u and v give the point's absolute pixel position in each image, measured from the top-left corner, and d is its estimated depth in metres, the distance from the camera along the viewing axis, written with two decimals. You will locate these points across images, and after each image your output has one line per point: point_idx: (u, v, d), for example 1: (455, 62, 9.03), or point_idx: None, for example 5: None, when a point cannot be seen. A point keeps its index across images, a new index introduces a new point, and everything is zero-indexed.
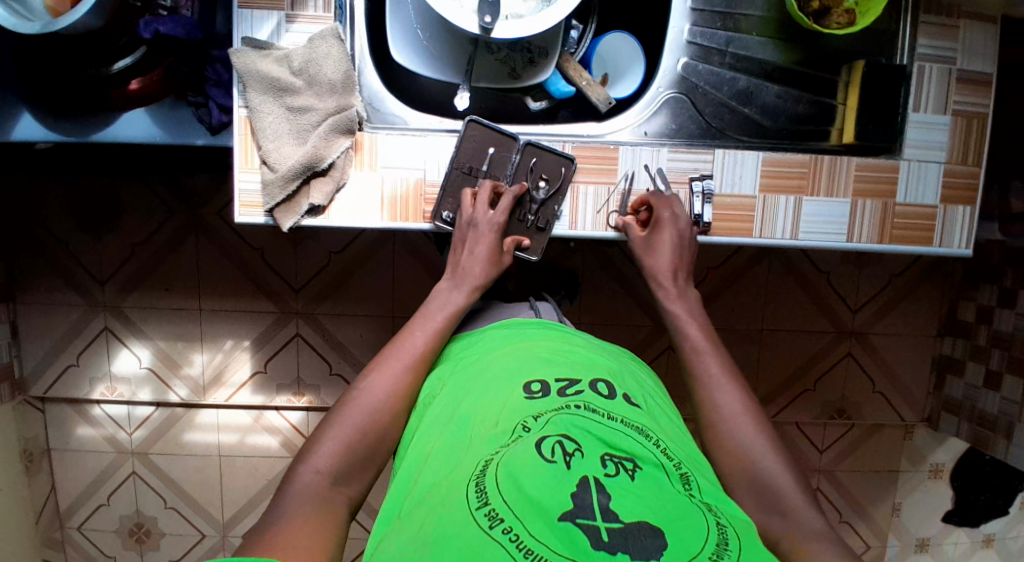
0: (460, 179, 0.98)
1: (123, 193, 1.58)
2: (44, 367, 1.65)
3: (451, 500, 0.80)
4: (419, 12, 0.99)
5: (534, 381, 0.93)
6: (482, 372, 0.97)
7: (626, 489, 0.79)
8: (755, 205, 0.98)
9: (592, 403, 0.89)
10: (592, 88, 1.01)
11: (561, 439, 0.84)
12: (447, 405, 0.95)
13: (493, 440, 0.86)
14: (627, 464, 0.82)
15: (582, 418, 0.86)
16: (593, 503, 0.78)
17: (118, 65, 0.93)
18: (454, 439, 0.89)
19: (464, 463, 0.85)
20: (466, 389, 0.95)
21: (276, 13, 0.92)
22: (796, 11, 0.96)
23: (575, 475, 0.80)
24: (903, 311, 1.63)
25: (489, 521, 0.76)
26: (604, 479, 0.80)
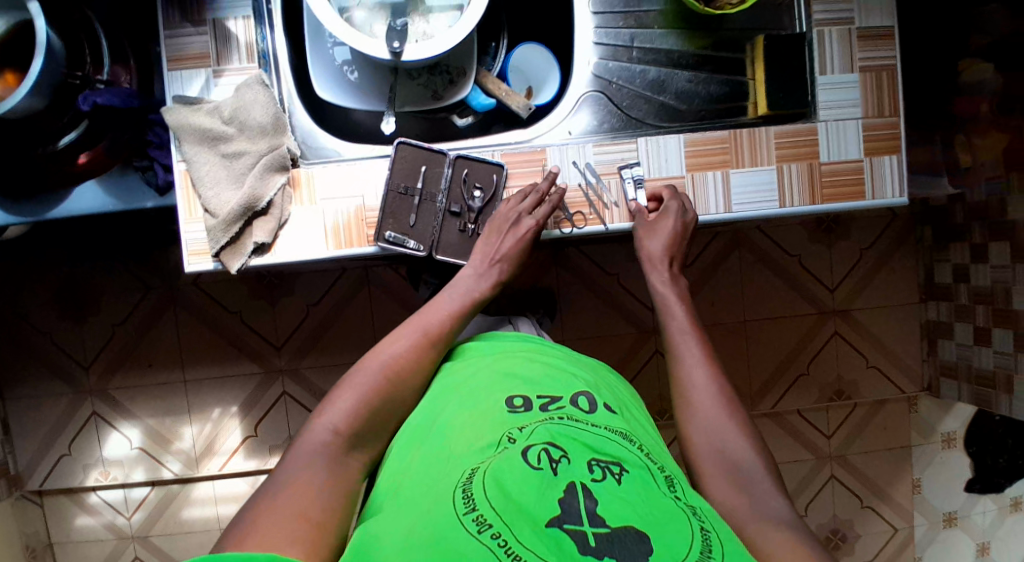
0: (397, 199, 1.00)
1: (96, 277, 1.61)
2: (36, 461, 1.67)
3: (437, 509, 0.78)
4: (337, 48, 1.03)
5: (516, 397, 0.93)
6: (460, 386, 0.97)
7: (613, 493, 0.78)
8: (685, 183, 1.01)
9: (575, 416, 0.90)
10: (512, 97, 1.06)
11: (547, 447, 0.83)
12: (429, 419, 0.94)
13: (477, 452, 0.85)
14: (612, 469, 0.82)
15: (567, 428, 0.87)
16: (581, 508, 0.77)
17: (62, 141, 0.96)
18: (434, 455, 0.88)
19: (448, 474, 0.83)
20: (444, 404, 0.95)
21: (203, 71, 0.97)
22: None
23: (562, 481, 0.79)
24: (879, 283, 1.63)
25: (477, 527, 0.74)
26: (591, 484, 0.79)
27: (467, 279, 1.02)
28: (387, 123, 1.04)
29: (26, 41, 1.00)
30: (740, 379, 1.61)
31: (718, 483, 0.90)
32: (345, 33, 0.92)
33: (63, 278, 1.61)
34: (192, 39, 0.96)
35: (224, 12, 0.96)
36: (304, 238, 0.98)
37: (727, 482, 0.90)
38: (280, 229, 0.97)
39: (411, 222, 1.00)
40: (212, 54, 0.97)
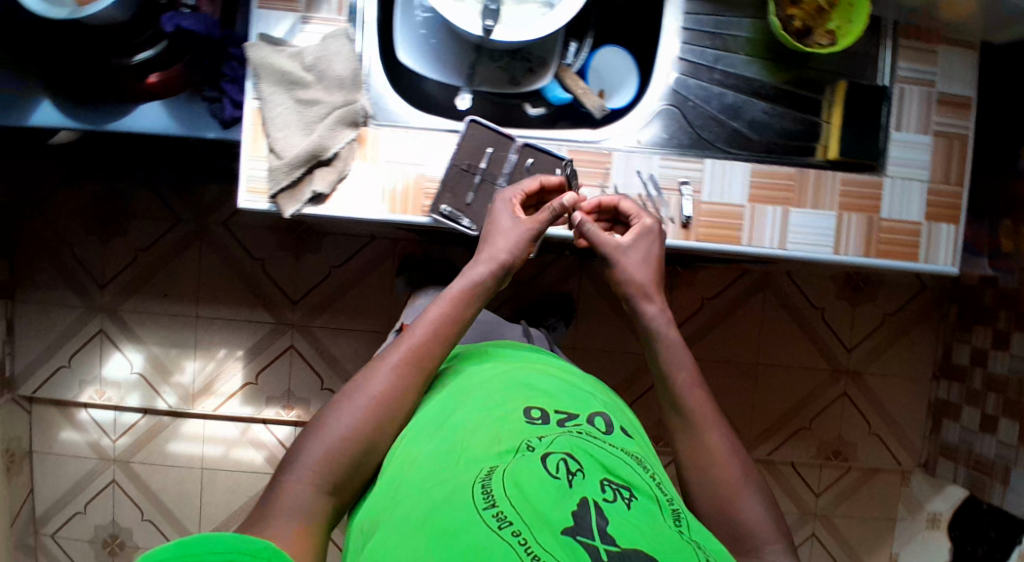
0: (459, 174, 1.00)
1: (132, 199, 1.62)
2: (35, 367, 1.67)
3: (452, 509, 0.79)
4: (427, 19, 1.05)
5: (535, 408, 0.94)
6: (480, 387, 0.98)
7: (624, 515, 0.79)
8: (743, 213, 1.01)
9: (592, 433, 0.91)
10: (588, 96, 1.07)
11: (565, 458, 0.85)
12: (445, 414, 0.94)
13: (495, 456, 0.87)
14: (625, 491, 0.82)
15: (585, 444, 0.88)
16: (593, 524, 0.78)
17: (138, 57, 0.98)
18: (449, 451, 0.88)
19: (463, 474, 0.84)
20: (461, 403, 0.96)
21: (291, 14, 0.98)
22: (780, 30, 0.99)
23: (577, 494, 0.81)
24: (897, 350, 1.63)
25: (494, 527, 0.76)
26: (604, 502, 0.80)
27: (478, 274, 0.96)
28: (461, 100, 1.06)
29: None
30: (741, 420, 1.62)
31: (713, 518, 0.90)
32: (445, 5, 0.95)
33: (98, 193, 1.61)
34: None
35: None
36: (360, 196, 0.98)
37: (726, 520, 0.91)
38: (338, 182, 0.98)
39: (469, 200, 1.00)
40: (301, 1, 0.98)
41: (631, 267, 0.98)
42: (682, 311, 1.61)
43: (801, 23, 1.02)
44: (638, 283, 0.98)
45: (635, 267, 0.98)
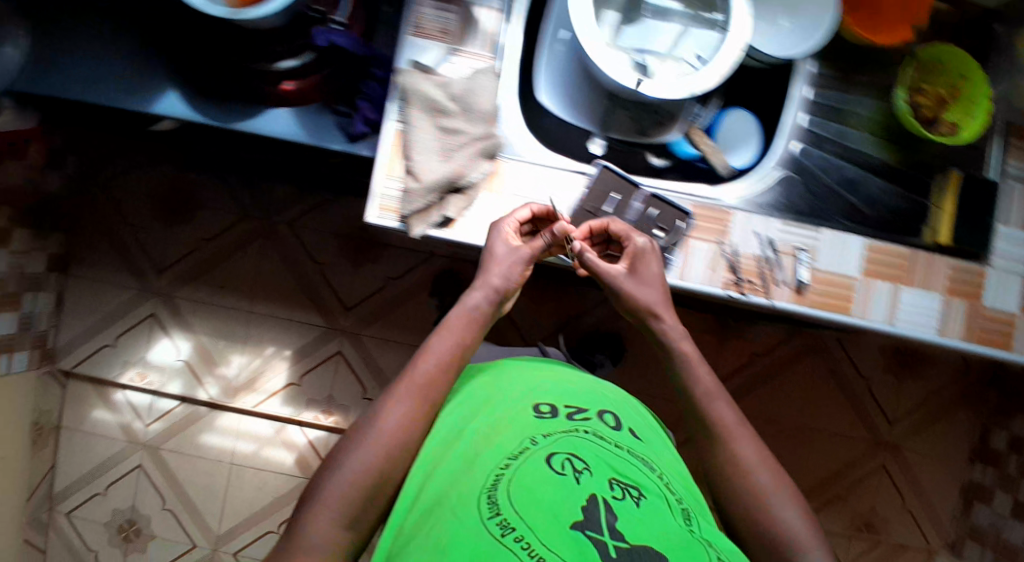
0: (584, 217, 0.99)
1: (202, 189, 1.63)
2: (78, 342, 1.66)
3: (469, 509, 0.86)
4: (573, 65, 1.07)
5: (543, 405, 1.01)
6: (485, 394, 1.04)
7: (632, 514, 0.87)
8: (855, 286, 0.97)
9: (597, 434, 0.97)
10: (717, 155, 1.07)
11: (570, 457, 0.93)
12: (456, 422, 1.00)
13: (505, 457, 0.93)
14: (632, 492, 0.90)
15: (590, 447, 0.95)
16: (601, 520, 0.86)
17: (284, 64, 0.98)
18: (461, 455, 0.94)
19: (476, 475, 0.91)
20: (468, 410, 1.01)
21: (441, 45, 0.97)
22: (909, 116, 1.02)
23: (584, 490, 0.89)
24: (938, 430, 1.64)
25: (501, 530, 0.83)
26: (612, 500, 0.88)
27: (476, 304, 0.99)
28: (594, 145, 1.10)
29: None
30: None
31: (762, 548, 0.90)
32: (603, 56, 0.99)
33: (170, 178, 1.63)
34: (439, 15, 0.98)
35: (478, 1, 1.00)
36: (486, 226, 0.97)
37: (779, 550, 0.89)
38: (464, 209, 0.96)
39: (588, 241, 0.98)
40: (451, 32, 0.98)
41: (634, 291, 0.97)
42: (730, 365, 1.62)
43: (929, 111, 1.06)
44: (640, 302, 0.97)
45: (635, 288, 0.97)
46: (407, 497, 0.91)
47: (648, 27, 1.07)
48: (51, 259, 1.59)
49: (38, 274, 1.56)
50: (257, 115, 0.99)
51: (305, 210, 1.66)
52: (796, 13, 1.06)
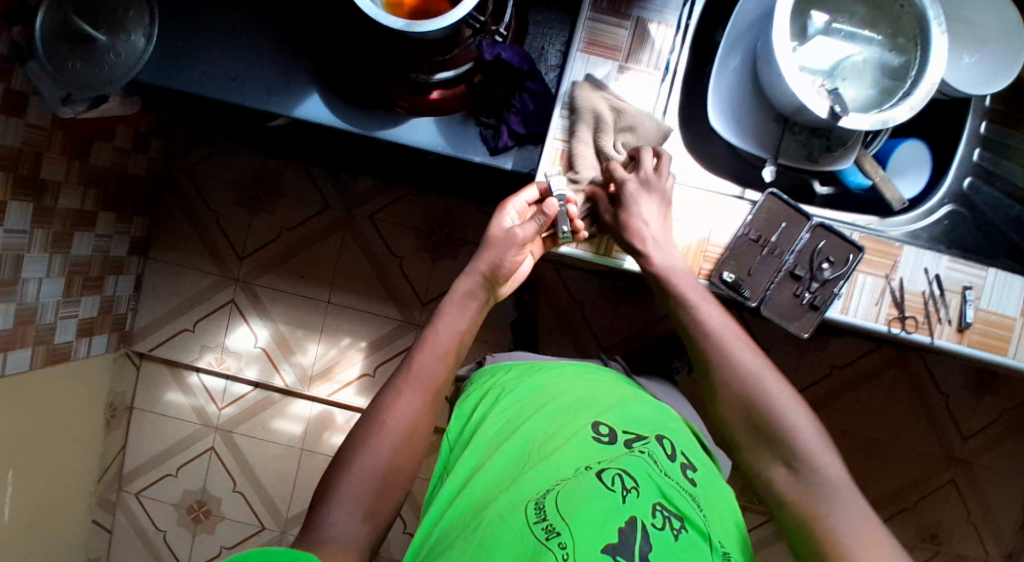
0: (746, 245, 0.88)
1: (286, 178, 1.62)
2: (156, 326, 1.65)
3: (506, 513, 0.77)
4: (736, 76, 0.90)
5: (602, 423, 0.88)
6: (546, 391, 0.93)
7: (670, 547, 0.76)
8: (1015, 327, 0.89)
9: (657, 455, 0.85)
10: (890, 187, 0.89)
11: (620, 474, 0.81)
12: (514, 418, 0.90)
13: (553, 465, 0.82)
14: (675, 522, 0.79)
15: (648, 466, 0.83)
16: (636, 547, 0.75)
17: (438, 76, 0.92)
18: (510, 453, 0.85)
19: (524, 477, 0.81)
20: (527, 407, 0.91)
21: (610, 63, 0.87)
22: None
23: (625, 511, 0.78)
24: (1010, 446, 1.64)
25: (545, 533, 0.75)
26: (650, 527, 0.77)
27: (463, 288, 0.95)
28: (765, 172, 0.89)
29: None
30: None
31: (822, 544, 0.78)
32: (790, 75, 0.81)
33: (254, 166, 1.62)
34: (613, 28, 0.87)
35: (655, 10, 0.87)
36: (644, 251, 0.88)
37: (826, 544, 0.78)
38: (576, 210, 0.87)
39: (751, 269, 0.88)
40: (623, 49, 0.87)
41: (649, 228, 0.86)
42: (808, 374, 1.63)
43: None
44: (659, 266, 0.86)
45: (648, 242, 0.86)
46: (453, 485, 0.84)
47: (831, 45, 0.87)
48: (132, 242, 1.58)
49: (120, 256, 1.55)
50: (399, 123, 0.96)
51: (386, 202, 1.62)
52: (985, 46, 0.90)
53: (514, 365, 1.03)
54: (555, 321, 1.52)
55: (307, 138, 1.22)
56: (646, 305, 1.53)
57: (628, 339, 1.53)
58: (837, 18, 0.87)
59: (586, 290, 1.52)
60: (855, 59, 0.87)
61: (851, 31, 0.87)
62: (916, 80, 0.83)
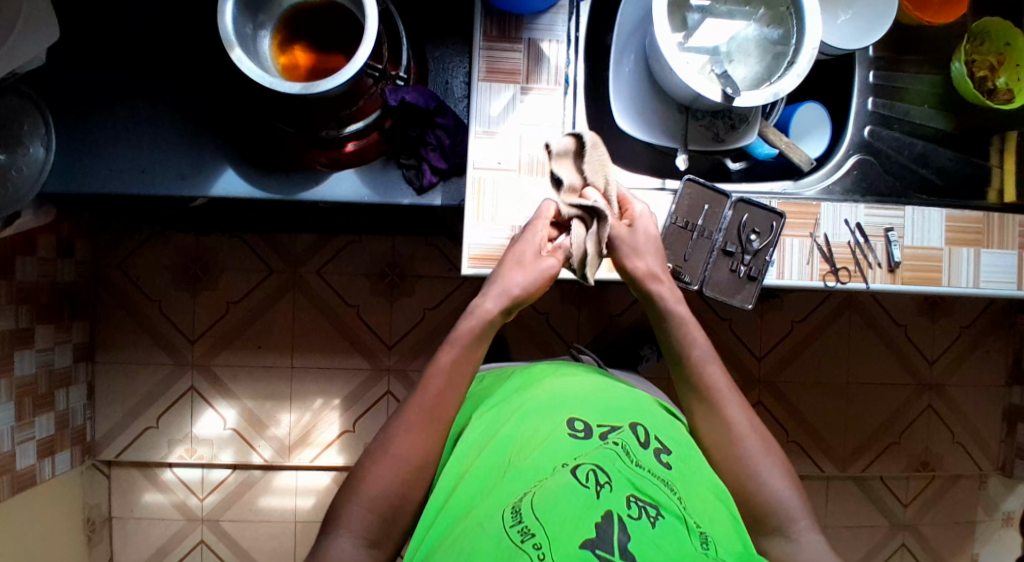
0: (677, 233, 0.91)
1: (222, 253, 1.60)
2: (118, 430, 1.60)
3: (487, 522, 0.76)
4: (633, 78, 0.93)
5: (576, 419, 0.87)
6: (518, 394, 0.92)
7: (647, 536, 0.75)
8: (942, 257, 0.94)
9: (630, 445, 0.84)
10: (796, 150, 0.94)
11: (594, 468, 0.80)
12: (488, 425, 0.88)
13: (531, 468, 0.81)
14: (650, 510, 0.78)
15: (621, 457, 0.82)
16: (614, 539, 0.74)
17: (349, 129, 0.91)
18: (488, 461, 0.83)
19: (502, 484, 0.80)
20: (501, 416, 0.89)
21: (512, 87, 0.89)
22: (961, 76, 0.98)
23: (601, 506, 0.77)
24: (975, 362, 1.67)
25: (521, 535, 0.74)
26: (627, 519, 0.76)
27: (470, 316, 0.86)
28: (679, 161, 0.93)
29: (332, 16, 0.88)
30: (835, 437, 1.64)
31: (770, 518, 0.85)
32: (680, 67, 0.85)
33: (188, 249, 1.60)
34: (507, 53, 0.89)
35: (544, 29, 0.90)
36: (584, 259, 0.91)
37: (771, 526, 0.85)
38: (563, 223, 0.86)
39: (684, 256, 0.91)
40: (521, 72, 0.89)
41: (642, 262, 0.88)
42: (771, 335, 1.63)
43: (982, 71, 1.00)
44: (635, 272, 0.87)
45: (632, 252, 0.87)
46: (438, 496, 0.82)
47: (717, 28, 0.91)
48: (77, 350, 1.55)
49: (67, 366, 1.51)
50: (320, 181, 0.96)
51: (330, 256, 1.61)
52: (855, 2, 0.96)
53: (491, 373, 1.03)
54: (521, 335, 1.51)
55: (234, 211, 1.20)
56: (606, 301, 1.53)
57: (595, 338, 1.53)
58: (717, 1, 0.91)
59: (544, 298, 1.52)
60: (741, 37, 0.91)
61: (730, 10, 0.92)
62: (797, 47, 0.88)
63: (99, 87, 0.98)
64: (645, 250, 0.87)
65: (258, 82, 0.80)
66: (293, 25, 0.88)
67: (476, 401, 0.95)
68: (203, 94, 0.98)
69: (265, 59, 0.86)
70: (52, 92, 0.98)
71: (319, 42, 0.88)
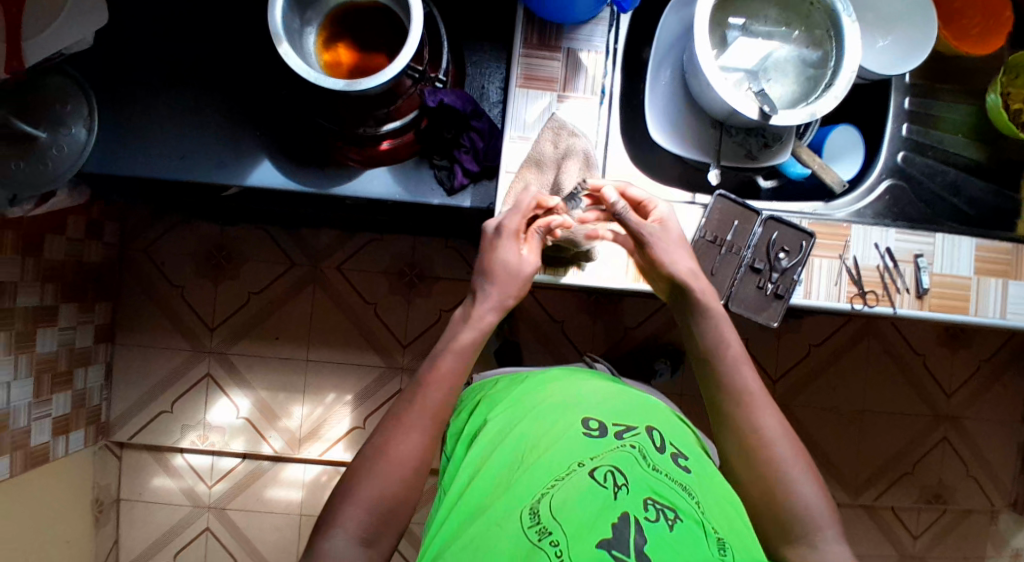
0: (704, 247, 0.90)
1: (244, 243, 1.61)
2: (132, 413, 1.62)
3: (504, 522, 0.76)
4: (669, 91, 0.93)
5: (591, 419, 0.87)
6: (533, 396, 0.91)
7: (665, 538, 0.74)
8: (970, 287, 0.94)
9: (647, 449, 0.84)
10: (828, 171, 0.94)
11: (612, 470, 0.80)
12: (503, 425, 0.88)
13: (547, 469, 0.81)
14: (668, 512, 0.77)
15: (638, 460, 0.82)
16: (630, 541, 0.74)
17: (386, 127, 0.92)
18: (504, 460, 0.84)
19: (516, 484, 0.80)
20: (516, 417, 0.89)
21: (548, 94, 0.90)
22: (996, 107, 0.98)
23: (618, 507, 0.77)
24: (994, 395, 1.65)
25: (537, 534, 0.75)
26: (644, 521, 0.76)
27: (487, 322, 0.86)
28: (712, 175, 0.93)
29: (377, 15, 0.89)
30: (848, 465, 1.62)
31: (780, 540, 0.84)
32: (717, 83, 0.86)
33: (211, 237, 1.61)
34: (546, 62, 0.90)
35: (584, 39, 0.90)
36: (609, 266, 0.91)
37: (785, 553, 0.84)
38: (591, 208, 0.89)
39: (712, 269, 0.90)
40: (559, 79, 0.90)
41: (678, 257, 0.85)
42: (787, 356, 1.62)
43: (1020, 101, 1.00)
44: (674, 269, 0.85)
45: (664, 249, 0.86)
46: (453, 493, 0.83)
47: (755, 48, 0.91)
48: (98, 330, 1.57)
49: (86, 346, 1.53)
50: (354, 177, 0.97)
51: (350, 252, 1.62)
52: (895, 28, 0.96)
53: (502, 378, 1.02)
54: (537, 343, 1.51)
55: (262, 202, 1.21)
56: (623, 313, 1.53)
57: (610, 349, 1.53)
58: (754, 21, 0.92)
59: (561, 306, 1.52)
60: (777, 56, 0.91)
61: (769, 30, 0.92)
62: (836, 70, 0.88)
63: (144, 73, 0.99)
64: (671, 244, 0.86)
65: (303, 75, 0.81)
66: (337, 22, 0.89)
67: (490, 400, 0.95)
68: (244, 85, 1.00)
69: (310, 55, 0.87)
70: (94, 74, 0.99)
71: (361, 39, 0.89)
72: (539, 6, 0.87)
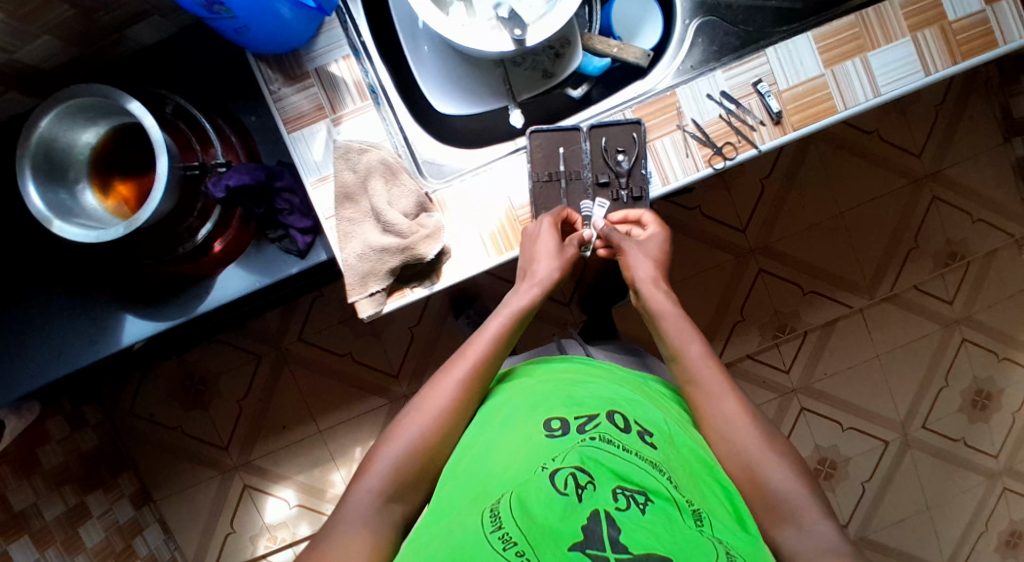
0: (543, 188, 0.89)
1: (211, 361, 1.66)
2: (203, 550, 1.67)
3: (466, 539, 0.70)
4: (438, 58, 0.96)
5: (553, 418, 0.81)
6: (495, 408, 0.86)
7: (639, 524, 0.68)
8: (828, 82, 0.86)
9: (610, 434, 0.78)
10: (625, 50, 0.94)
11: (575, 470, 0.73)
12: (465, 444, 0.82)
13: (505, 482, 0.75)
14: (639, 497, 0.71)
15: (601, 449, 0.76)
16: (604, 536, 0.67)
17: (200, 235, 0.92)
18: (463, 479, 0.78)
19: (476, 503, 0.74)
20: (477, 432, 0.83)
21: (322, 122, 0.86)
22: None
23: (586, 506, 0.70)
24: (964, 132, 1.55)
25: (501, 543, 0.68)
26: (616, 512, 0.69)
27: None
28: (514, 116, 0.98)
29: (132, 138, 0.90)
30: (850, 270, 1.57)
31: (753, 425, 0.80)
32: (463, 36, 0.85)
33: (180, 371, 1.66)
34: (299, 97, 0.86)
35: (325, 55, 0.86)
36: (465, 255, 0.87)
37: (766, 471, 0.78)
38: (418, 213, 0.86)
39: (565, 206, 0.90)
40: (325, 104, 0.86)
41: (638, 265, 0.88)
42: (744, 203, 1.56)
43: None
44: (639, 276, 0.88)
45: (639, 262, 0.88)
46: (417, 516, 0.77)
47: None
48: (133, 498, 1.62)
49: (131, 517, 1.58)
50: (211, 287, 0.97)
51: (303, 320, 1.64)
52: None
53: None
54: None
55: (176, 337, 1.22)
56: None
57: (576, 285, 1.50)
58: None
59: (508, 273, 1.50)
60: None
61: None
62: None
63: None
64: (650, 257, 0.88)
65: (86, 241, 0.80)
66: (101, 165, 0.89)
67: None
68: (76, 257, 0.99)
69: (96, 210, 0.87)
70: None
71: (133, 168, 0.90)
72: (261, 46, 0.82)
